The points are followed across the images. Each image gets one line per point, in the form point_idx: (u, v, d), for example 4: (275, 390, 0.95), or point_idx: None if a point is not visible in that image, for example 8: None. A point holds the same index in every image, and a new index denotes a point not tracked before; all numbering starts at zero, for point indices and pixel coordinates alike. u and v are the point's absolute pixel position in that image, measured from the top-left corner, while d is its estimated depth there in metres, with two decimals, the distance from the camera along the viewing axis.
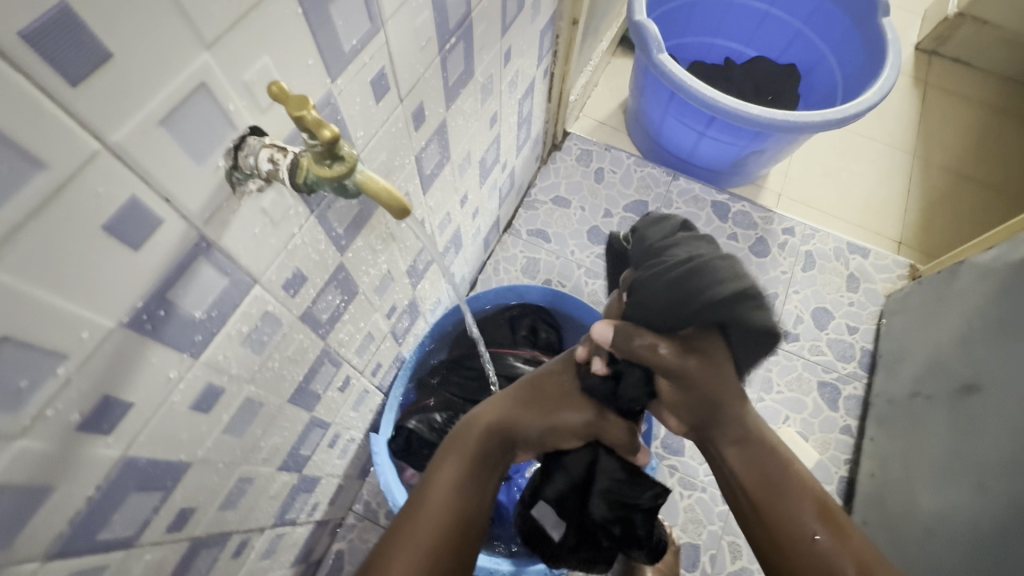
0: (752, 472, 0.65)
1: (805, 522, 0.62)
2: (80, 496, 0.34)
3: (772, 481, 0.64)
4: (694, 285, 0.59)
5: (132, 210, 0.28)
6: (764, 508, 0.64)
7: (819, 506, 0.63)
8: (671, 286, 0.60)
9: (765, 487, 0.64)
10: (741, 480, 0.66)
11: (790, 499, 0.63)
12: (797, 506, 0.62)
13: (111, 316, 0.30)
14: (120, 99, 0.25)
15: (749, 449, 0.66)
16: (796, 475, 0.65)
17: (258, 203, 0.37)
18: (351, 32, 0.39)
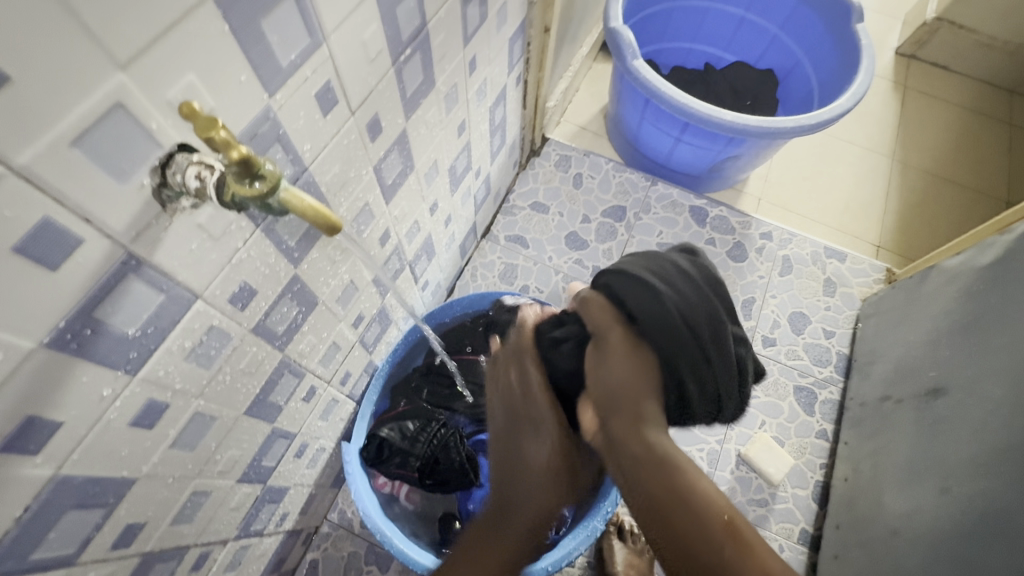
0: (656, 480, 0.55)
1: (712, 544, 0.52)
2: (8, 516, 0.34)
3: (676, 492, 0.55)
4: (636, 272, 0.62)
5: (46, 231, 0.28)
6: (667, 526, 0.54)
7: (726, 524, 0.53)
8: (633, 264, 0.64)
9: (665, 501, 0.54)
10: (643, 489, 0.56)
11: (694, 512, 0.53)
12: (701, 519, 0.53)
13: (30, 337, 0.30)
14: (23, 120, 0.25)
15: (652, 449, 0.57)
16: (699, 487, 0.55)
17: (194, 219, 0.37)
18: (289, 48, 0.39)
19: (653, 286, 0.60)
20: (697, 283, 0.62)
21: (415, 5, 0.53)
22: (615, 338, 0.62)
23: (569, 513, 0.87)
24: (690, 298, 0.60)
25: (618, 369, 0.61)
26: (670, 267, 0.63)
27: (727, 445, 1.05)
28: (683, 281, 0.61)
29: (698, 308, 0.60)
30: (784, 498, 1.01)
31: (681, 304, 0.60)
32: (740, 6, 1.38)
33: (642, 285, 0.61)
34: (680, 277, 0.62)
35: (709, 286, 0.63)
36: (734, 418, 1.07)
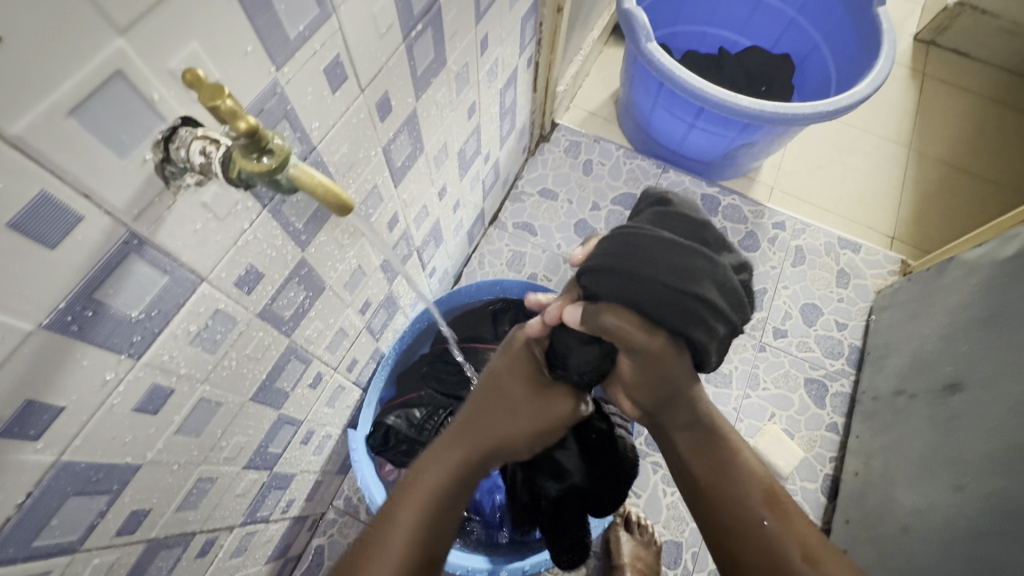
0: (702, 457, 0.62)
1: (756, 516, 0.58)
2: (10, 503, 0.33)
3: (722, 470, 0.61)
4: (653, 260, 0.53)
5: (42, 207, 0.27)
6: (715, 498, 0.61)
7: (769, 494, 0.60)
8: (641, 248, 0.54)
9: (710, 476, 0.62)
10: (691, 466, 0.63)
11: (738, 486, 0.60)
12: (743, 492, 0.60)
13: (28, 319, 0.29)
14: (17, 86, 0.23)
15: (697, 429, 0.62)
16: (742, 461, 0.62)
17: (198, 198, 0.36)
18: (297, 18, 0.37)
19: (666, 279, 0.52)
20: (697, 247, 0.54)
21: None
22: (653, 346, 0.54)
23: None
24: (702, 268, 0.53)
25: (658, 371, 0.57)
26: (665, 242, 0.54)
27: None
28: (690, 253, 0.53)
29: (713, 275, 0.54)
30: (793, 491, 1.00)
31: (700, 280, 0.53)
32: None
33: (662, 277, 0.53)
34: (682, 251, 0.53)
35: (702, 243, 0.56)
36: (744, 410, 1.06)
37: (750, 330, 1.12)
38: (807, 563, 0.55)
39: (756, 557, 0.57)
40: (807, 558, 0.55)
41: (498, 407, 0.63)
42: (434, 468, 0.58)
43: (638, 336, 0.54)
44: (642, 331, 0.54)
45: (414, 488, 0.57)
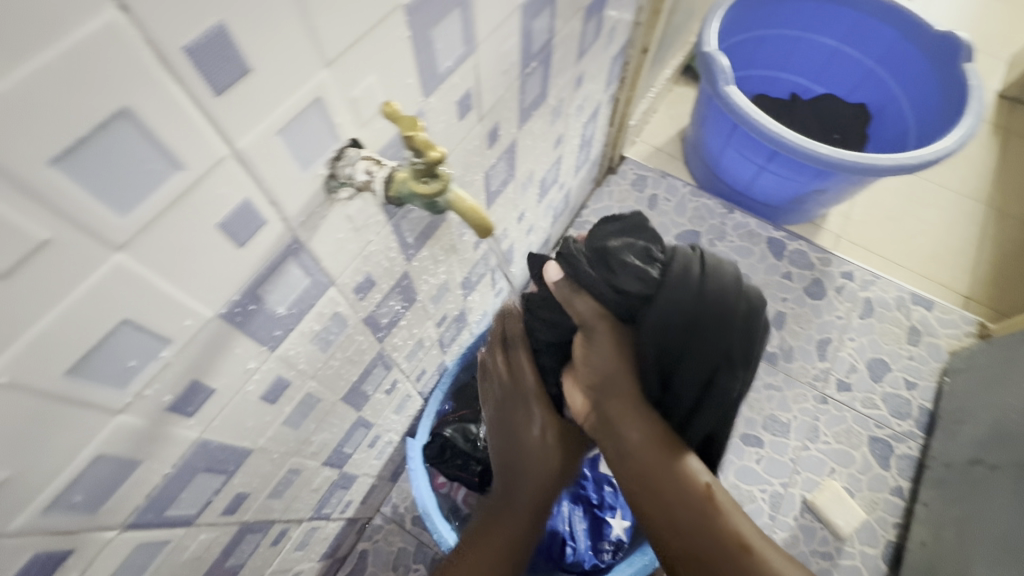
0: (647, 444, 0.55)
1: (695, 512, 0.54)
2: (159, 472, 0.36)
3: (667, 465, 0.55)
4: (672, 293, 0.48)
5: (243, 211, 0.30)
6: (660, 489, 0.55)
7: (707, 491, 0.55)
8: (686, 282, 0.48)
9: (655, 470, 0.55)
10: (633, 454, 0.56)
11: (681, 482, 0.55)
12: (688, 491, 0.55)
13: (210, 308, 0.32)
14: (251, 108, 0.27)
15: (644, 415, 0.56)
16: (680, 451, 0.56)
17: (346, 210, 0.39)
18: (447, 54, 0.41)
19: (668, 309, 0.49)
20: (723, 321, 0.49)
21: (548, 21, 0.54)
22: (601, 329, 0.53)
23: (627, 538, 0.85)
24: (680, 317, 0.48)
25: (602, 356, 0.55)
26: (653, 271, 0.49)
27: (792, 489, 1.00)
28: (675, 297, 0.48)
29: (694, 333, 0.49)
30: (852, 554, 0.96)
31: (669, 330, 0.50)
32: (835, 38, 1.33)
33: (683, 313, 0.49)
34: (673, 284, 0.48)
35: (710, 305, 0.48)
36: (801, 462, 1.03)
37: (812, 381, 1.09)
38: (741, 553, 0.53)
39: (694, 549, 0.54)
40: (740, 545, 0.53)
41: (517, 430, 0.68)
42: (508, 500, 0.67)
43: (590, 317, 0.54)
44: (599, 319, 0.53)
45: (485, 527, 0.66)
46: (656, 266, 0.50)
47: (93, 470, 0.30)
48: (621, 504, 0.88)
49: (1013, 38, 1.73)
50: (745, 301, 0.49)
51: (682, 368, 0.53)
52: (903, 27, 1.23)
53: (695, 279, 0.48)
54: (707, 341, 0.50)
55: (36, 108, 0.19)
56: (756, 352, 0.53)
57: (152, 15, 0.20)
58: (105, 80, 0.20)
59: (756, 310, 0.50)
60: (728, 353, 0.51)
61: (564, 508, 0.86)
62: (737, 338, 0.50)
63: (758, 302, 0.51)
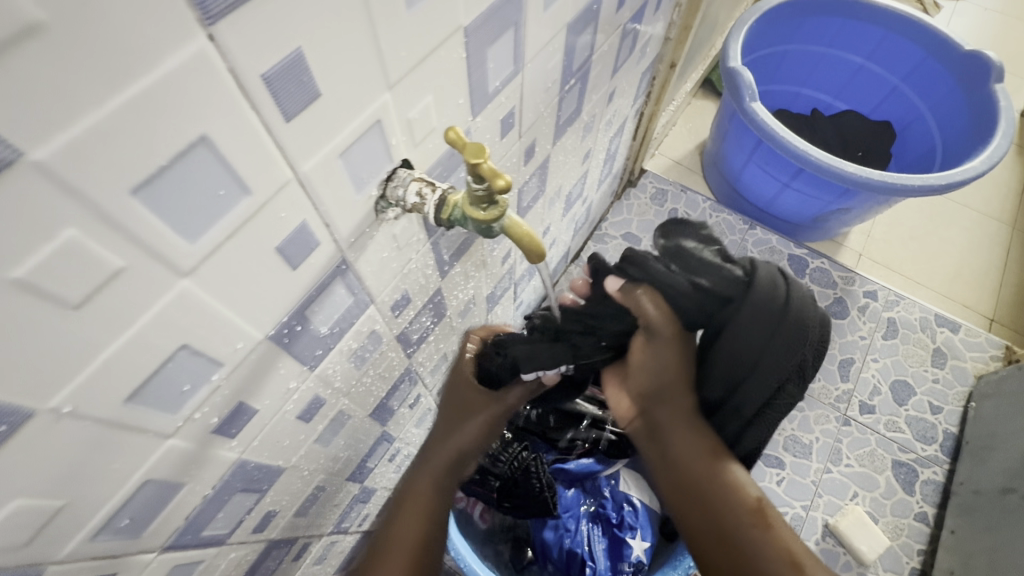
0: (696, 454, 0.54)
1: (741, 526, 0.50)
2: (199, 493, 0.35)
3: (712, 474, 0.53)
4: (750, 308, 0.50)
5: (300, 234, 0.30)
6: (704, 502, 0.52)
7: (755, 507, 0.51)
8: (770, 298, 0.50)
9: (703, 482, 0.53)
10: (677, 459, 0.55)
11: (728, 493, 0.52)
12: (733, 504, 0.51)
13: (261, 330, 0.31)
14: (317, 132, 0.26)
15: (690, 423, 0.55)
16: (731, 465, 0.53)
17: (391, 229, 0.39)
18: (497, 74, 0.40)
19: (743, 317, 0.51)
20: (792, 342, 0.51)
21: (589, 38, 0.54)
22: (669, 334, 0.55)
23: (647, 559, 0.82)
24: (767, 323, 0.50)
25: (659, 361, 0.56)
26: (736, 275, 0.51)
27: (813, 512, 0.99)
28: (759, 307, 0.50)
29: (773, 340, 0.51)
30: None
31: (750, 334, 0.51)
32: (861, 55, 1.32)
33: (757, 326, 0.50)
34: (756, 298, 0.50)
35: (795, 316, 0.50)
36: (823, 485, 1.01)
37: (835, 402, 1.08)
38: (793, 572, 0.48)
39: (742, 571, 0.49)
40: (792, 564, 0.48)
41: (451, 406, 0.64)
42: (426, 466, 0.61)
43: (660, 322, 0.54)
44: (666, 320, 0.54)
45: (412, 493, 0.59)
46: (739, 266, 0.52)
47: (140, 494, 0.30)
48: (642, 524, 0.85)
49: None
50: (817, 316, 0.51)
51: (756, 374, 0.53)
52: (931, 45, 1.22)
53: (782, 290, 0.50)
54: (778, 360, 0.52)
55: (125, 137, 0.18)
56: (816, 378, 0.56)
57: (238, 42, 0.20)
58: (189, 108, 0.20)
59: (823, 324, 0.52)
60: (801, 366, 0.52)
61: (583, 526, 0.85)
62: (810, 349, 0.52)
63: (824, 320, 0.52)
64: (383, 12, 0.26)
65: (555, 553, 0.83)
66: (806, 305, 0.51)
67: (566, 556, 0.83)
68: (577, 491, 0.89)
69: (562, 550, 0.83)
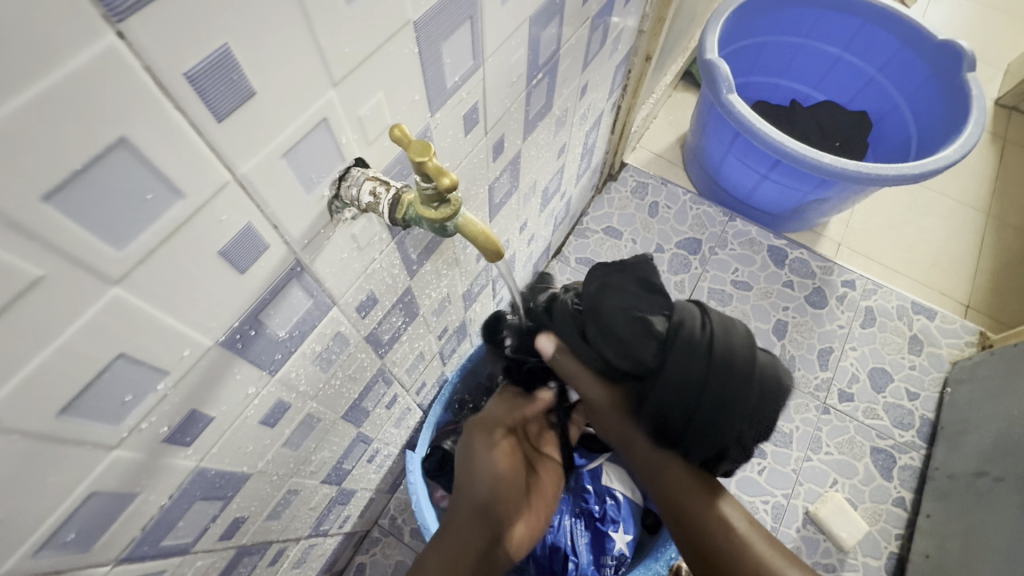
0: (666, 474, 0.57)
1: (711, 534, 0.57)
2: (155, 503, 0.35)
3: (679, 491, 0.57)
4: (670, 379, 0.48)
5: (245, 236, 0.29)
6: (682, 517, 0.58)
7: (725, 522, 0.57)
8: (696, 361, 0.47)
9: (673, 495, 0.57)
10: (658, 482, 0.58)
11: (699, 507, 0.57)
12: (701, 515, 0.57)
13: (209, 335, 0.30)
14: (254, 132, 0.26)
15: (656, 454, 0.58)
16: (704, 485, 0.57)
17: (350, 230, 0.38)
18: (455, 69, 0.39)
19: (666, 385, 0.48)
20: (727, 404, 0.47)
21: (555, 31, 0.53)
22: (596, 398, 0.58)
23: (630, 552, 0.83)
24: (687, 386, 0.47)
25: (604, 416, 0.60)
26: (654, 339, 0.49)
27: (794, 500, 1.00)
28: (678, 368, 0.47)
29: (698, 400, 0.48)
30: (854, 566, 0.96)
31: (672, 402, 0.49)
32: (838, 46, 1.32)
33: (681, 395, 0.48)
34: (675, 366, 0.48)
35: (719, 375, 0.46)
36: (804, 473, 1.02)
37: (814, 391, 1.09)
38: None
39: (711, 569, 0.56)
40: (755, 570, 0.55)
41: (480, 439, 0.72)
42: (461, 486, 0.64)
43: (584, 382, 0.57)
44: (596, 387, 0.57)
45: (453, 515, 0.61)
46: (659, 323, 0.49)
47: (85, 507, 0.29)
48: (624, 517, 0.85)
49: (1012, 46, 1.73)
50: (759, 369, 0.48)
51: (702, 429, 0.50)
52: (905, 35, 1.22)
53: (705, 350, 0.47)
54: (714, 421, 0.49)
55: (27, 142, 0.18)
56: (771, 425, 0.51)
57: (151, 40, 0.19)
58: (102, 108, 0.19)
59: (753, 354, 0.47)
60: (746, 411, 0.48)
61: (565, 522, 0.85)
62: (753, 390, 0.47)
63: (772, 367, 0.50)
64: (320, 7, 0.25)
65: (538, 549, 0.83)
66: (740, 361, 0.47)
67: (549, 552, 0.83)
68: None
69: (545, 546, 0.83)
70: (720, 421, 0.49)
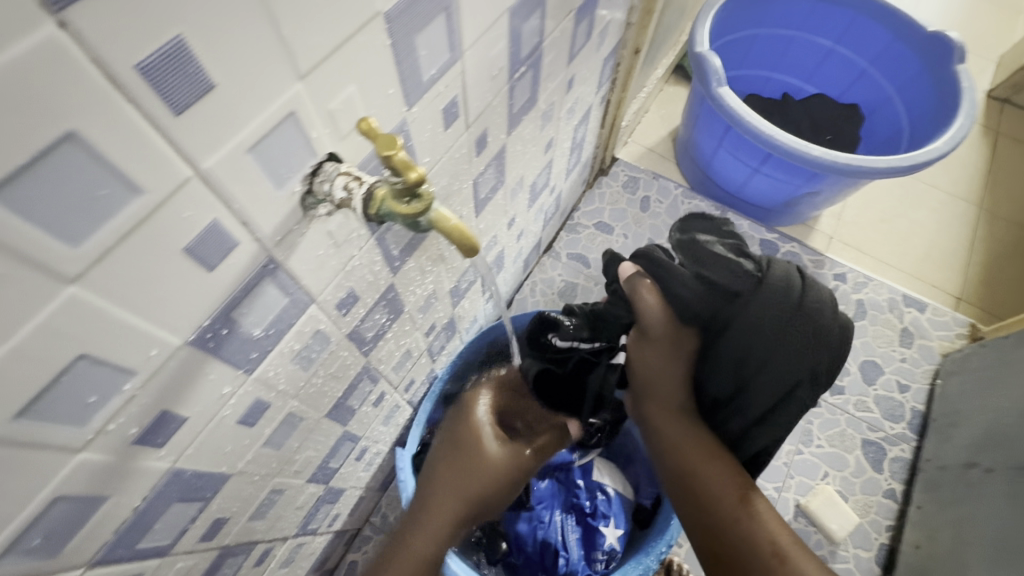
0: (685, 446, 0.60)
1: (727, 514, 0.55)
2: (127, 506, 0.34)
3: (691, 466, 0.59)
4: (756, 310, 0.56)
5: (212, 233, 0.28)
6: (701, 497, 0.57)
7: (741, 503, 0.55)
8: (788, 295, 0.55)
9: (689, 468, 0.59)
10: (671, 458, 0.61)
11: (712, 482, 0.57)
12: (716, 490, 0.57)
13: (178, 335, 0.30)
14: (216, 127, 0.25)
15: (684, 423, 0.62)
16: (720, 459, 0.59)
17: (325, 226, 0.37)
18: (431, 62, 0.39)
19: (755, 314, 0.56)
20: (805, 337, 0.56)
21: (537, 23, 0.52)
22: (656, 332, 0.62)
23: (621, 547, 0.83)
24: (771, 317, 0.56)
25: (650, 359, 0.63)
26: (745, 275, 0.58)
27: (786, 493, 1.00)
28: (768, 301, 0.56)
29: (779, 333, 0.56)
30: (845, 558, 0.96)
31: (753, 334, 0.57)
32: (829, 38, 1.32)
33: (769, 323, 0.56)
34: (767, 297, 0.56)
35: (807, 312, 0.55)
36: (795, 466, 1.02)
37: None
38: (776, 559, 0.51)
39: (731, 554, 0.54)
40: (775, 552, 0.52)
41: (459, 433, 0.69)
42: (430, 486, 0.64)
43: (656, 321, 0.62)
44: (664, 327, 0.62)
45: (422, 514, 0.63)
46: (751, 265, 0.58)
47: (51, 512, 0.29)
48: (615, 511, 0.86)
49: (1004, 38, 1.73)
50: (835, 317, 0.57)
51: (763, 373, 0.58)
52: (896, 27, 1.22)
53: (796, 288, 0.55)
54: (786, 356, 0.56)
55: None
56: (829, 375, 0.58)
57: (97, 31, 0.19)
58: (45, 101, 0.19)
59: (845, 331, 0.57)
60: (812, 370, 0.57)
61: (556, 518, 0.85)
62: (824, 355, 0.56)
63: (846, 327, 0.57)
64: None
65: (529, 545, 0.83)
66: (822, 300, 0.56)
67: (540, 548, 0.83)
68: (550, 482, 0.88)
69: (536, 543, 0.83)
70: (795, 356, 0.56)
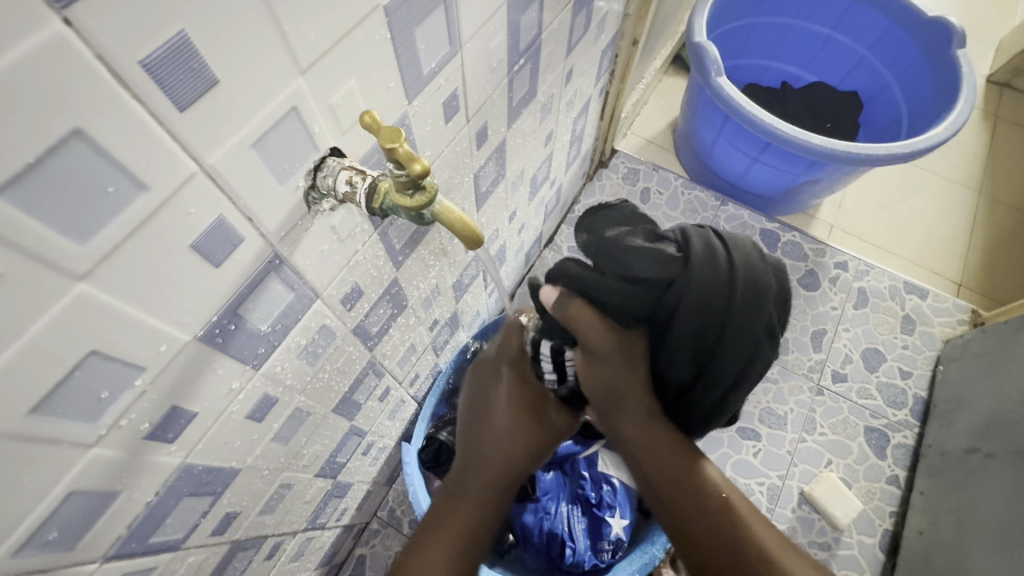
0: (662, 450, 0.55)
1: (715, 525, 0.53)
2: (140, 500, 0.35)
3: (677, 473, 0.55)
4: (701, 292, 0.47)
5: (217, 229, 0.28)
6: (681, 506, 0.55)
7: (729, 510, 0.54)
8: (718, 267, 0.48)
9: (669, 475, 0.55)
10: (648, 466, 0.56)
11: (699, 491, 0.54)
12: (703, 497, 0.54)
13: (186, 331, 0.30)
14: (219, 123, 0.25)
15: (654, 419, 0.55)
16: (700, 461, 0.56)
17: (329, 221, 0.38)
18: (431, 56, 0.39)
19: (693, 297, 0.48)
20: (752, 298, 0.48)
21: (536, 16, 0.52)
22: (603, 350, 0.53)
23: (626, 536, 0.84)
24: (711, 295, 0.47)
25: (603, 375, 0.55)
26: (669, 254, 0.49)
27: (790, 481, 1.01)
28: (704, 280, 0.48)
29: (720, 312, 0.48)
30: (849, 544, 0.97)
31: (699, 315, 0.48)
32: (827, 25, 1.31)
33: (713, 300, 0.48)
34: (700, 276, 0.48)
35: (741, 277, 0.47)
36: (798, 454, 1.03)
37: (808, 372, 1.09)
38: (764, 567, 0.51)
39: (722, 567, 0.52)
40: (764, 560, 0.52)
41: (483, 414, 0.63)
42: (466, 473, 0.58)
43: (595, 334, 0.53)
44: (604, 335, 0.53)
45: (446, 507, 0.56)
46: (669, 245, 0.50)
47: (65, 507, 0.29)
48: (621, 502, 0.86)
49: (1003, 22, 1.72)
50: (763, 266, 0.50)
51: (723, 350, 0.50)
52: (894, 13, 1.21)
53: (721, 255, 0.48)
54: (742, 328, 0.48)
55: None
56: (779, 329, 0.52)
57: (103, 29, 0.19)
58: (52, 98, 0.19)
59: (771, 275, 0.51)
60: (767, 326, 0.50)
61: (562, 508, 0.85)
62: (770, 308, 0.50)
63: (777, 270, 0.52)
64: None
65: (535, 537, 0.83)
66: (749, 251, 0.49)
67: (546, 539, 0.83)
68: (555, 474, 0.89)
69: (543, 533, 0.84)
70: (748, 326, 0.49)
